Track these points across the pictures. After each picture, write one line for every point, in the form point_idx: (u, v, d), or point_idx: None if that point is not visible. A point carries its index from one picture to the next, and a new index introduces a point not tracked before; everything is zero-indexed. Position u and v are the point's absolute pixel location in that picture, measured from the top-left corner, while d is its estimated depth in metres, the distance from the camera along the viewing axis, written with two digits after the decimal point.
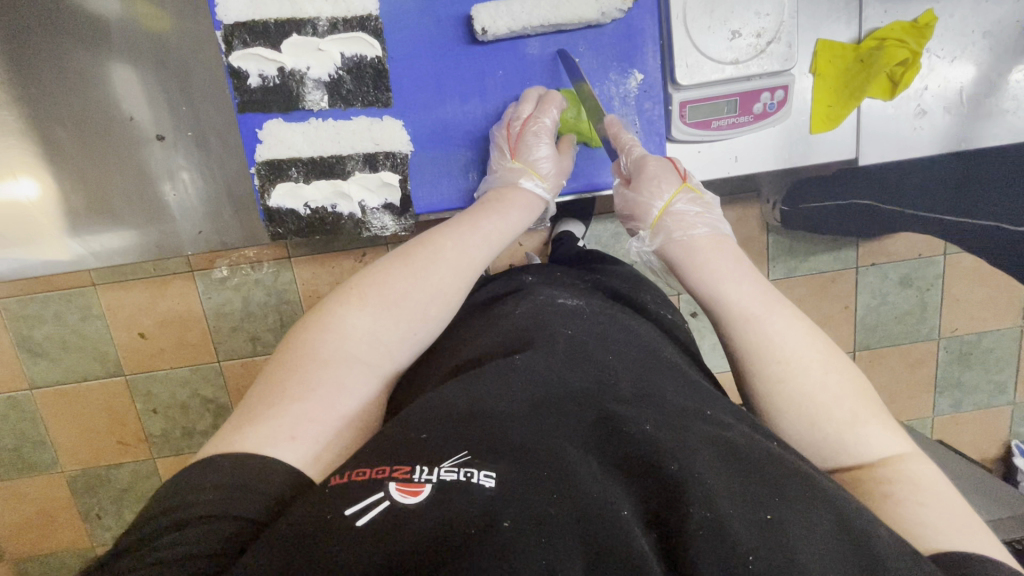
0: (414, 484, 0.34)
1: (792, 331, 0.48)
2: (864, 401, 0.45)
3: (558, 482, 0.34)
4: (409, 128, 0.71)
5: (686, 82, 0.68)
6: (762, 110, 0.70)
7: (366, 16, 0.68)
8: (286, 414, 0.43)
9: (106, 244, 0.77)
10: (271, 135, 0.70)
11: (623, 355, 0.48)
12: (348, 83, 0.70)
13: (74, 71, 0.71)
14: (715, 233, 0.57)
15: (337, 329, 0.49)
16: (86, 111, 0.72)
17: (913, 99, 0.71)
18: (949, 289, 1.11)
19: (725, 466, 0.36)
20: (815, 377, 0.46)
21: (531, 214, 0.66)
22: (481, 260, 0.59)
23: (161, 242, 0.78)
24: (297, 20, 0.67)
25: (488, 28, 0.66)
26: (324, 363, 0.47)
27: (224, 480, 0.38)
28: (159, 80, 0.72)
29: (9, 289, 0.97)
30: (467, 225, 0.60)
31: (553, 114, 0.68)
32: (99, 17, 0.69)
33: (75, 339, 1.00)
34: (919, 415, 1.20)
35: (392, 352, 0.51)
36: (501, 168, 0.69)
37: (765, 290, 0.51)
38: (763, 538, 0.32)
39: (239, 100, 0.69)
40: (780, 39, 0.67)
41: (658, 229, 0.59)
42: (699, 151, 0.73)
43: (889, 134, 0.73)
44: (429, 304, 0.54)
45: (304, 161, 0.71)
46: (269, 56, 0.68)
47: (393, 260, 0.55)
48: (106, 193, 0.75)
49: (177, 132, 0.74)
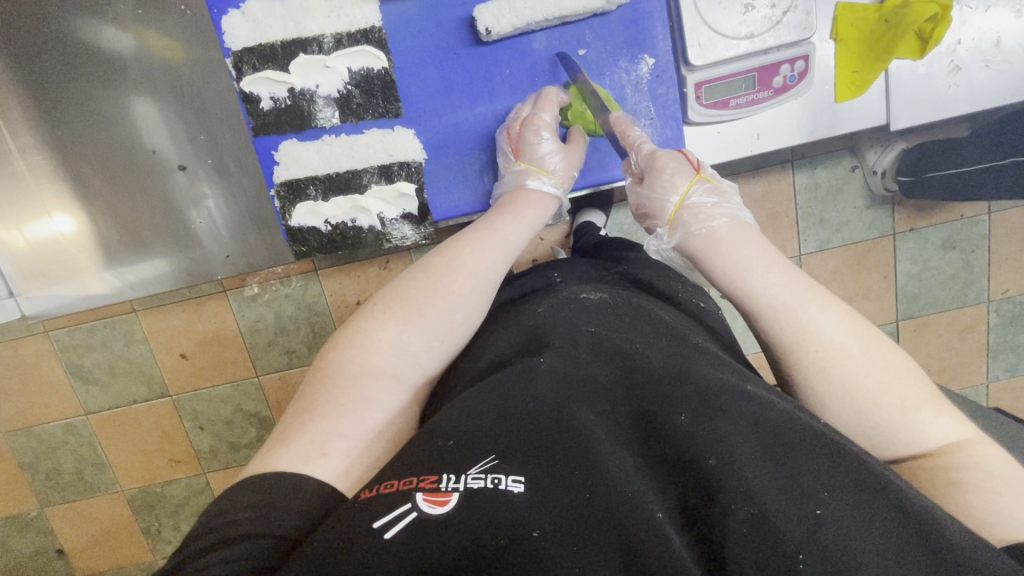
0: (441, 493, 0.35)
1: (853, 351, 0.43)
2: (913, 383, 0.42)
3: (590, 483, 0.34)
4: (421, 136, 0.67)
5: (700, 62, 0.64)
6: (783, 83, 0.65)
7: (369, 28, 0.63)
8: (315, 433, 0.43)
9: (143, 275, 0.80)
10: (287, 155, 0.66)
11: (650, 346, 0.46)
12: (358, 97, 0.65)
13: (97, 109, 0.73)
14: (736, 222, 0.53)
15: (364, 344, 0.50)
16: (113, 146, 0.75)
17: (946, 55, 0.67)
18: (996, 249, 1.06)
19: (761, 454, 0.35)
20: (857, 361, 0.43)
21: (545, 211, 0.63)
22: (501, 261, 0.57)
23: (192, 267, 0.80)
24: (302, 39, 0.63)
25: (492, 28, 0.63)
26: (352, 380, 0.47)
27: (257, 500, 0.38)
28: (178, 111, 0.74)
29: (58, 321, 1.01)
30: (482, 229, 0.59)
31: (552, 108, 0.65)
32: (115, 54, 0.72)
33: (122, 365, 1.04)
34: (973, 384, 1.14)
35: (421, 362, 0.51)
36: (507, 171, 0.66)
37: (843, 314, 0.45)
38: (812, 533, 0.32)
39: (255, 123, 0.66)
40: (796, 8, 0.63)
41: (677, 225, 0.55)
42: (718, 132, 0.69)
43: (921, 93, 0.68)
44: (453, 310, 0.54)
45: (322, 179, 0.67)
46: (279, 77, 0.64)
47: (415, 270, 0.56)
48: (137, 224, 0.78)
49: (198, 160, 0.76)
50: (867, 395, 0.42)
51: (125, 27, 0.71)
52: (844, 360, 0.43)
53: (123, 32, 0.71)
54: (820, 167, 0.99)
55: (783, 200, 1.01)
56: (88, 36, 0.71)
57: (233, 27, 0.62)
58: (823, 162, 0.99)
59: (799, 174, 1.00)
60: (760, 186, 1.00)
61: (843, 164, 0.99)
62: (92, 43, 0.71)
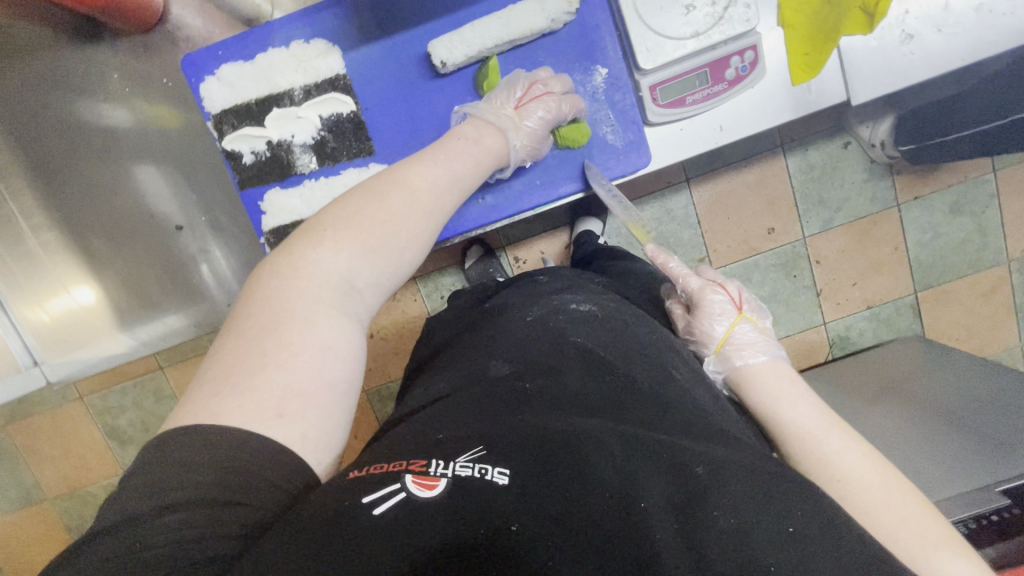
0: (429, 477, 0.36)
1: (869, 483, 0.45)
2: (934, 523, 0.42)
3: (574, 481, 0.35)
4: (397, 169, 0.69)
5: (650, 66, 0.66)
6: (736, 75, 0.67)
7: (335, 76, 0.67)
8: (270, 385, 0.41)
9: (153, 333, 0.84)
10: (272, 205, 0.70)
11: (646, 375, 0.48)
12: (332, 141, 0.69)
13: (102, 183, 0.79)
14: (771, 360, 0.58)
15: (311, 276, 0.47)
16: (122, 214, 0.80)
17: (895, 26, 0.68)
18: (1007, 207, 1.06)
19: (740, 473, 0.37)
20: (877, 495, 0.44)
21: (497, 157, 0.64)
22: (450, 206, 0.58)
23: (205, 317, 0.85)
24: (275, 94, 0.67)
25: (447, 60, 0.65)
26: (304, 319, 0.45)
27: (230, 466, 0.37)
28: (175, 176, 0.79)
29: (92, 385, 1.07)
30: (439, 170, 0.57)
31: (575, 104, 0.66)
32: (112, 130, 0.78)
33: (154, 421, 1.09)
34: (1006, 346, 1.13)
35: (367, 297, 0.51)
36: (497, 108, 0.64)
37: (865, 451, 0.47)
38: (785, 548, 0.33)
39: (240, 178, 0.69)
40: (736, 2, 0.64)
41: (724, 356, 0.60)
42: (681, 129, 0.70)
43: (878, 66, 0.69)
44: (405, 250, 0.53)
45: (308, 222, 0.70)
46: (257, 132, 0.67)
47: (367, 198, 0.52)
48: (149, 285, 0.83)
49: (194, 218, 0.81)
50: (886, 530, 0.42)
51: (123, 105, 0.77)
52: (862, 491, 0.45)
53: (120, 110, 0.77)
54: (810, 148, 1.02)
55: (778, 185, 1.04)
56: (90, 117, 0.77)
57: (210, 92, 0.67)
58: (812, 143, 1.03)
59: (791, 158, 1.03)
60: (752, 174, 1.03)
61: (835, 141, 1.02)
62: (94, 124, 0.77)
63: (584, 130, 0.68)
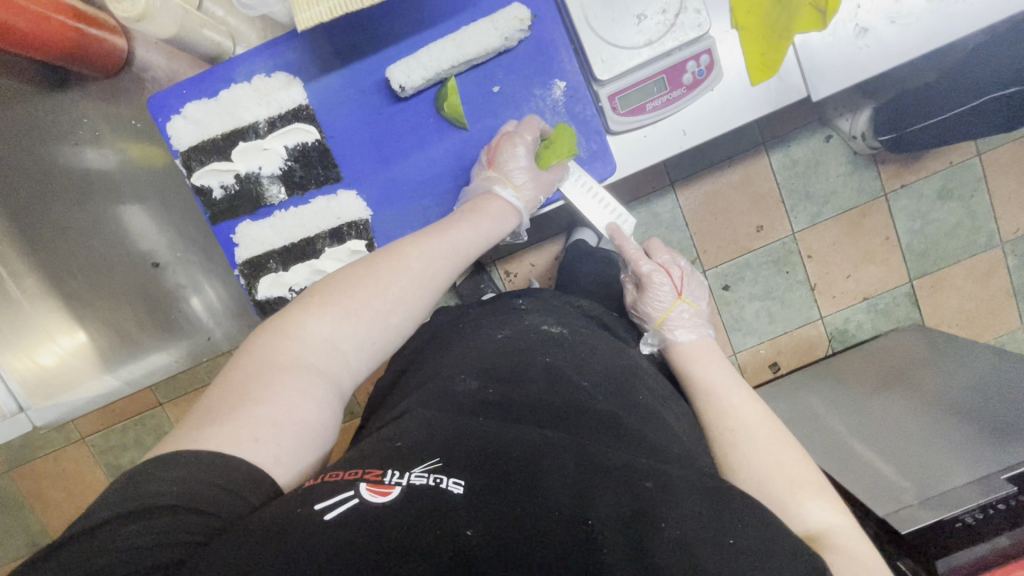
0: (384, 485, 0.37)
1: (756, 433, 0.54)
2: (803, 469, 0.51)
3: (526, 493, 0.37)
4: (364, 194, 0.70)
5: (607, 77, 0.67)
6: (693, 79, 0.67)
7: (297, 107, 0.68)
8: (248, 418, 0.44)
9: (136, 373, 0.86)
10: (244, 237, 0.70)
11: (606, 396, 0.50)
12: (300, 170, 0.69)
13: (86, 225, 0.81)
14: (699, 338, 0.69)
15: (298, 336, 0.51)
16: (112, 257, 0.83)
17: (848, 21, 0.68)
18: (996, 189, 1.06)
19: (687, 488, 0.39)
20: (759, 445, 0.53)
21: (503, 222, 0.69)
22: (444, 271, 0.61)
23: (196, 348, 0.88)
24: (240, 128, 0.68)
25: (405, 84, 0.65)
26: (285, 370, 0.48)
27: (193, 474, 0.39)
28: (151, 215, 0.83)
29: (93, 425, 1.08)
30: (436, 235, 0.62)
31: (533, 131, 0.67)
32: (94, 173, 0.81)
33: None
34: (1010, 330, 1.11)
35: (349, 360, 0.53)
36: (476, 174, 0.69)
37: (760, 408, 0.57)
38: (721, 560, 0.36)
39: (211, 212, 0.70)
40: (686, 9, 0.65)
41: (660, 331, 0.71)
42: (645, 135, 0.71)
43: (835, 61, 0.70)
44: (390, 313, 0.56)
45: (279, 251, 0.71)
46: (224, 166, 0.68)
47: (358, 267, 0.57)
48: (136, 322, 0.85)
49: (171, 255, 0.85)
50: (764, 471, 0.51)
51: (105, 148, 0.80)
52: (751, 439, 0.54)
53: (104, 151, 0.80)
54: (792, 142, 1.03)
55: (763, 181, 1.05)
56: (73, 160, 0.80)
57: (176, 131, 0.68)
58: (794, 138, 1.03)
59: (774, 154, 1.03)
60: (736, 173, 1.04)
61: (817, 135, 1.03)
62: (79, 168, 0.80)
63: (569, 141, 0.68)
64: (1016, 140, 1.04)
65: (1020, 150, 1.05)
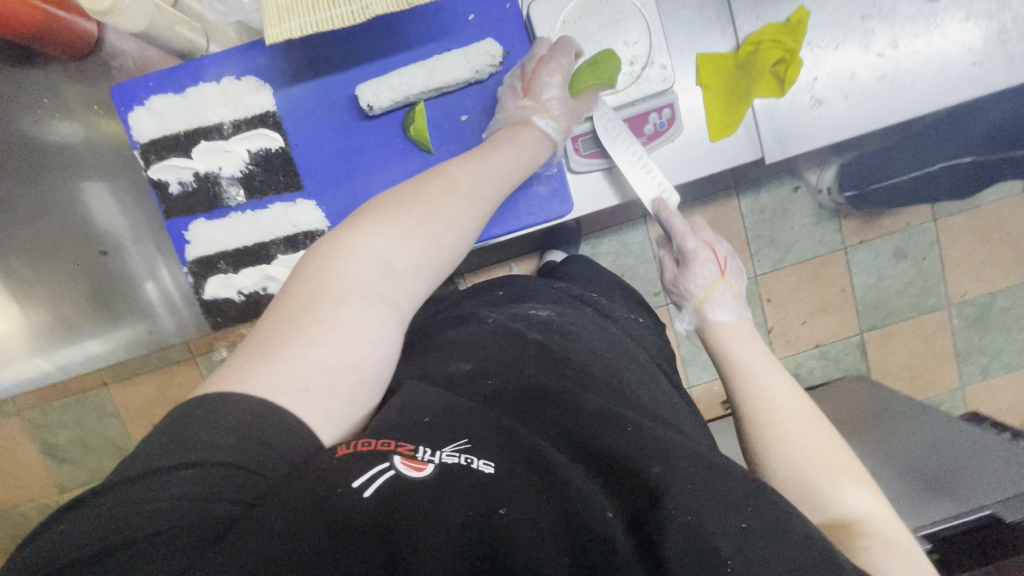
0: (418, 460, 0.37)
1: (797, 418, 0.53)
2: (842, 458, 0.50)
3: (544, 479, 0.37)
4: (323, 206, 0.71)
5: (572, 119, 0.69)
6: (654, 130, 0.70)
7: (265, 112, 0.68)
8: (301, 357, 0.41)
9: (73, 358, 0.83)
10: (196, 235, 0.70)
11: (611, 372, 0.51)
12: (260, 175, 0.70)
13: (48, 197, 0.79)
14: (738, 319, 0.67)
15: (348, 255, 0.48)
16: (66, 233, 0.80)
17: (805, 91, 0.72)
18: (949, 254, 1.09)
19: (697, 470, 0.39)
20: (801, 431, 0.52)
21: (541, 150, 0.67)
22: (491, 196, 0.60)
23: (150, 336, 0.84)
24: (203, 127, 0.68)
25: (374, 103, 0.66)
26: (340, 300, 0.45)
27: (237, 428, 0.36)
28: (127, 191, 0.80)
29: (30, 400, 1.04)
30: (480, 157, 0.60)
31: (569, 55, 0.67)
32: (57, 146, 0.78)
33: (94, 439, 1.06)
34: (948, 389, 1.15)
35: (407, 281, 0.51)
36: (511, 105, 0.68)
37: (798, 392, 0.56)
38: (733, 544, 0.35)
39: (166, 206, 0.70)
40: (654, 63, 0.68)
41: (700, 309, 0.69)
42: (604, 178, 0.73)
43: (790, 127, 0.73)
44: (444, 235, 0.54)
45: (231, 252, 0.71)
46: (183, 163, 0.68)
47: (407, 193, 0.54)
48: (89, 301, 0.82)
49: (141, 235, 0.81)
50: (810, 457, 0.50)
51: (70, 124, 0.78)
52: (792, 423, 0.53)
53: (70, 126, 0.78)
54: (762, 191, 1.03)
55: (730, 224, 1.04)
56: (36, 134, 0.78)
57: (138, 122, 0.68)
58: (765, 185, 1.03)
59: (744, 198, 1.04)
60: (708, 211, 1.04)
61: (785, 185, 1.03)
62: (41, 141, 0.78)
63: (611, 67, 0.67)
64: (972, 208, 1.07)
65: (975, 219, 1.08)
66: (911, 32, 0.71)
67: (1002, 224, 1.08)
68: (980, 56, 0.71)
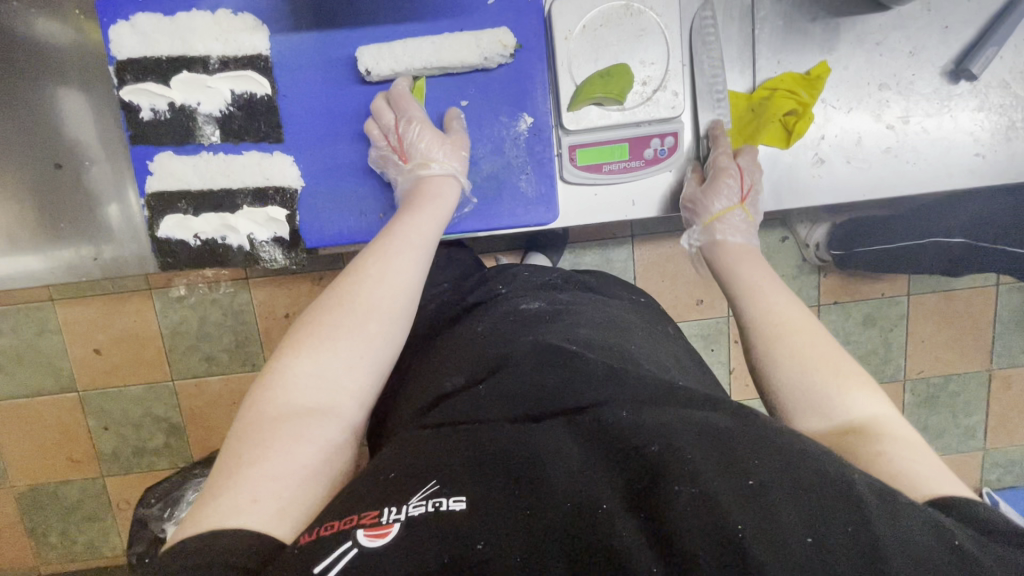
0: (382, 525, 0.31)
1: (804, 333, 0.51)
2: (851, 365, 0.48)
3: (527, 489, 0.32)
4: (301, 163, 0.67)
5: (573, 127, 0.67)
6: (653, 155, 0.69)
7: (256, 55, 0.64)
8: (243, 479, 0.38)
9: (6, 271, 0.78)
10: (161, 168, 0.66)
11: (597, 353, 0.46)
12: (240, 119, 0.66)
13: (23, 94, 0.74)
14: (745, 245, 0.65)
15: (280, 381, 0.44)
16: (37, 134, 0.75)
17: (810, 147, 0.71)
18: (913, 330, 1.09)
19: (695, 438, 0.34)
20: (809, 341, 0.50)
21: (447, 198, 0.63)
22: (415, 266, 0.54)
23: (105, 262, 0.78)
24: (188, 57, 0.64)
25: (371, 70, 0.64)
26: (274, 421, 0.42)
27: (194, 560, 0.33)
28: (106, 102, 0.74)
29: None
30: (384, 236, 0.56)
31: (410, 104, 0.64)
32: (41, 43, 0.73)
33: (29, 353, 1.00)
34: None
35: (346, 385, 0.46)
36: (400, 176, 0.65)
37: (805, 310, 0.54)
38: (750, 505, 0.30)
39: (131, 132, 0.65)
40: (665, 88, 0.66)
41: (709, 228, 0.66)
42: (595, 194, 0.71)
43: (788, 181, 0.72)
44: (369, 320, 0.49)
45: (193, 193, 0.67)
46: (159, 90, 0.64)
47: (324, 297, 0.50)
48: (47, 211, 0.77)
49: (113, 152, 0.76)
50: (816, 365, 0.48)
51: (58, 21, 0.72)
52: (798, 336, 0.50)
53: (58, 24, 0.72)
54: None
55: None
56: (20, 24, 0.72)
57: (119, 37, 0.63)
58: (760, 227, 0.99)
59: None
60: None
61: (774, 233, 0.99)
62: (23, 33, 0.72)
63: (620, 83, 0.65)
64: (945, 290, 1.07)
65: (945, 302, 1.08)
66: (923, 110, 0.71)
67: (968, 308, 1.08)
68: (984, 147, 0.72)
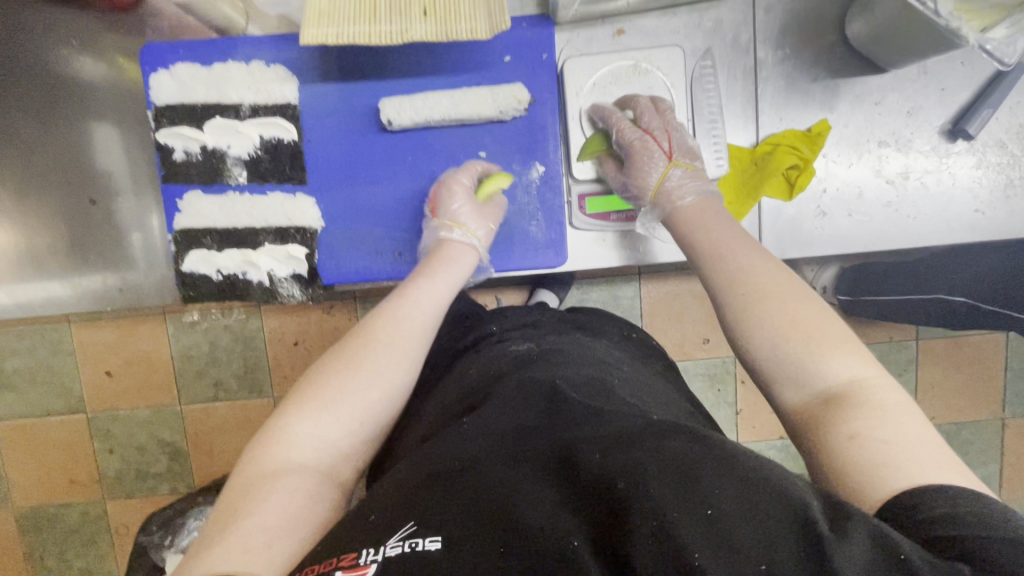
0: (359, 567, 0.32)
1: (784, 299, 0.48)
2: (833, 328, 0.46)
3: (500, 528, 0.32)
4: (322, 205, 0.70)
5: (583, 177, 0.71)
6: None
7: (285, 104, 0.69)
8: (238, 533, 0.38)
9: (29, 298, 0.81)
10: (189, 206, 0.70)
11: (577, 386, 0.46)
12: (266, 161, 0.70)
13: (60, 130, 0.79)
14: (702, 197, 0.61)
15: (283, 440, 0.46)
16: (71, 167, 0.79)
17: (813, 201, 0.73)
18: (922, 375, 1.09)
19: (664, 467, 0.33)
20: (789, 305, 0.48)
21: (464, 266, 0.65)
22: (422, 333, 0.57)
23: (125, 289, 0.81)
24: (222, 104, 0.68)
25: (393, 119, 0.67)
26: (272, 477, 0.43)
27: None
28: (136, 139, 0.79)
29: None
30: (397, 298, 0.58)
31: (466, 174, 0.68)
32: (80, 83, 0.77)
33: (43, 373, 1.03)
34: None
35: (344, 447, 0.48)
36: (427, 228, 0.69)
37: (777, 268, 0.51)
38: (712, 539, 0.30)
39: (163, 171, 0.69)
40: None
41: (657, 202, 0.63)
42: (604, 240, 0.73)
43: (792, 231, 0.74)
44: (372, 386, 0.51)
45: (218, 230, 0.70)
46: (191, 133, 0.68)
47: (333, 356, 0.53)
48: (73, 239, 0.81)
49: (142, 185, 0.80)
50: (796, 329, 0.46)
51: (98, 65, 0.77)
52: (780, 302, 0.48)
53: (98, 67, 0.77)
54: None
55: None
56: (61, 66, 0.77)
57: (158, 84, 0.68)
58: None
59: None
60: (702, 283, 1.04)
61: None
62: (65, 74, 0.77)
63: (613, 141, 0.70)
64: (953, 336, 1.07)
65: (954, 348, 1.08)
66: (921, 167, 0.73)
67: (980, 356, 1.08)
68: (983, 203, 0.74)
